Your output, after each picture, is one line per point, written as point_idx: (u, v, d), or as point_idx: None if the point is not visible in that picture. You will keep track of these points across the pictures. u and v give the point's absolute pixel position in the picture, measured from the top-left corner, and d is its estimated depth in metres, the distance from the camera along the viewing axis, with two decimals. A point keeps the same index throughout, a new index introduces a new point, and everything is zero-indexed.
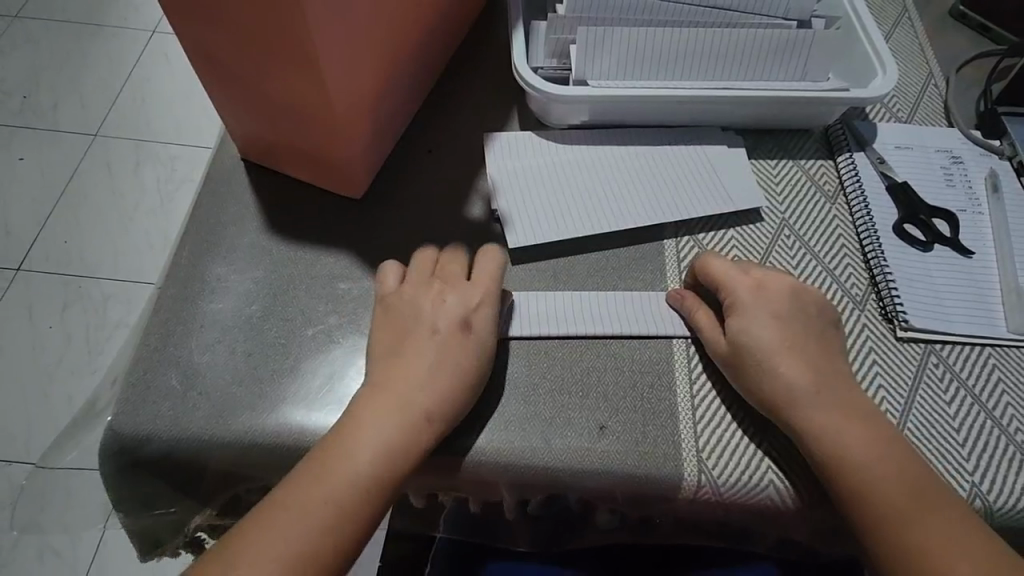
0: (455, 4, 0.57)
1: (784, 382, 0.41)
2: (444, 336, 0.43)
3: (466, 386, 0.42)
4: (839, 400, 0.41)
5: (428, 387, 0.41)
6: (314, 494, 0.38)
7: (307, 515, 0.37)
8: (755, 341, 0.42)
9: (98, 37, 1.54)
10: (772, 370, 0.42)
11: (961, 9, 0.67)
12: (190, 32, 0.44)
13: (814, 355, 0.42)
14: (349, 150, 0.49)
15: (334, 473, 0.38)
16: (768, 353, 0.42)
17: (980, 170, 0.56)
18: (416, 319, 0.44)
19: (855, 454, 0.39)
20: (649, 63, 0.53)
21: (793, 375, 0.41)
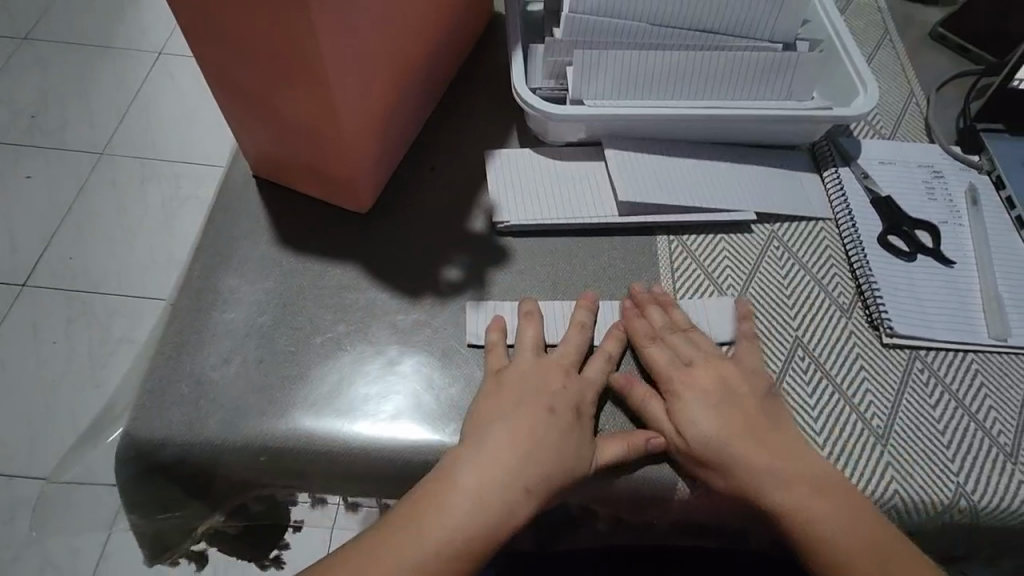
0: (456, 28, 0.60)
1: (707, 433, 0.42)
2: (563, 412, 0.42)
3: (547, 462, 0.40)
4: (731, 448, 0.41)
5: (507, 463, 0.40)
6: (437, 525, 0.38)
7: (450, 541, 0.38)
8: (695, 433, 0.42)
9: (106, 59, 1.57)
10: (695, 423, 0.42)
11: (940, 31, 0.70)
12: (209, 56, 0.47)
13: (709, 404, 0.43)
14: (356, 168, 0.51)
15: (452, 511, 0.38)
16: (682, 397, 0.44)
17: (960, 184, 0.58)
18: (530, 389, 0.43)
19: (808, 507, 0.39)
20: (641, 85, 0.56)
21: (698, 428, 0.42)
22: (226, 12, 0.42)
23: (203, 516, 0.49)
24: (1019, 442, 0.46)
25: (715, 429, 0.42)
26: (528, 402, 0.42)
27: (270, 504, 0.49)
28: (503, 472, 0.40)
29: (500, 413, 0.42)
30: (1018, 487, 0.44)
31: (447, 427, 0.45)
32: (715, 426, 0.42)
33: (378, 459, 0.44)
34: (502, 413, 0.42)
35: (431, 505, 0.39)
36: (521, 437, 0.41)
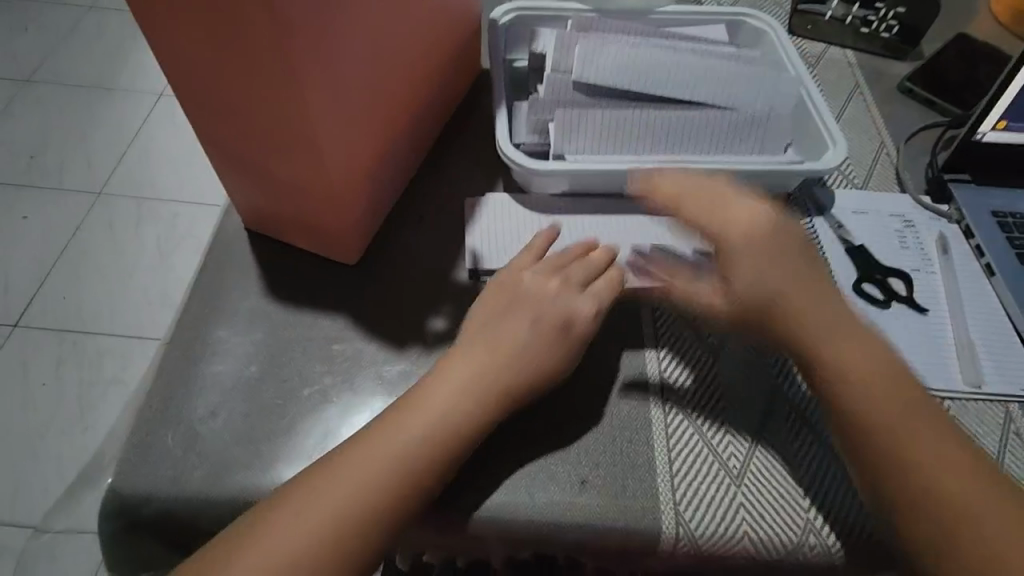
0: (442, 86, 0.62)
1: (892, 435, 0.41)
2: (482, 371, 0.44)
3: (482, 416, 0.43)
4: (919, 453, 0.40)
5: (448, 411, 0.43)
6: (313, 498, 0.38)
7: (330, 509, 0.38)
8: (864, 377, 0.42)
9: (106, 101, 1.61)
10: (881, 429, 0.41)
11: (907, 84, 0.73)
12: (203, 118, 0.49)
13: (914, 406, 0.42)
14: (343, 223, 0.53)
15: (326, 484, 0.39)
16: (875, 397, 0.42)
17: (931, 233, 0.60)
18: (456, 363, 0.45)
19: (958, 492, 0.39)
20: (621, 138, 0.58)
21: (897, 430, 0.41)
22: (219, 81, 0.45)
23: None
24: None
25: (926, 435, 0.41)
26: (465, 367, 0.44)
27: None
28: (392, 439, 0.41)
29: (428, 387, 0.44)
30: None
31: None
32: (921, 432, 0.41)
33: None
34: (429, 387, 0.44)
35: (332, 472, 0.39)
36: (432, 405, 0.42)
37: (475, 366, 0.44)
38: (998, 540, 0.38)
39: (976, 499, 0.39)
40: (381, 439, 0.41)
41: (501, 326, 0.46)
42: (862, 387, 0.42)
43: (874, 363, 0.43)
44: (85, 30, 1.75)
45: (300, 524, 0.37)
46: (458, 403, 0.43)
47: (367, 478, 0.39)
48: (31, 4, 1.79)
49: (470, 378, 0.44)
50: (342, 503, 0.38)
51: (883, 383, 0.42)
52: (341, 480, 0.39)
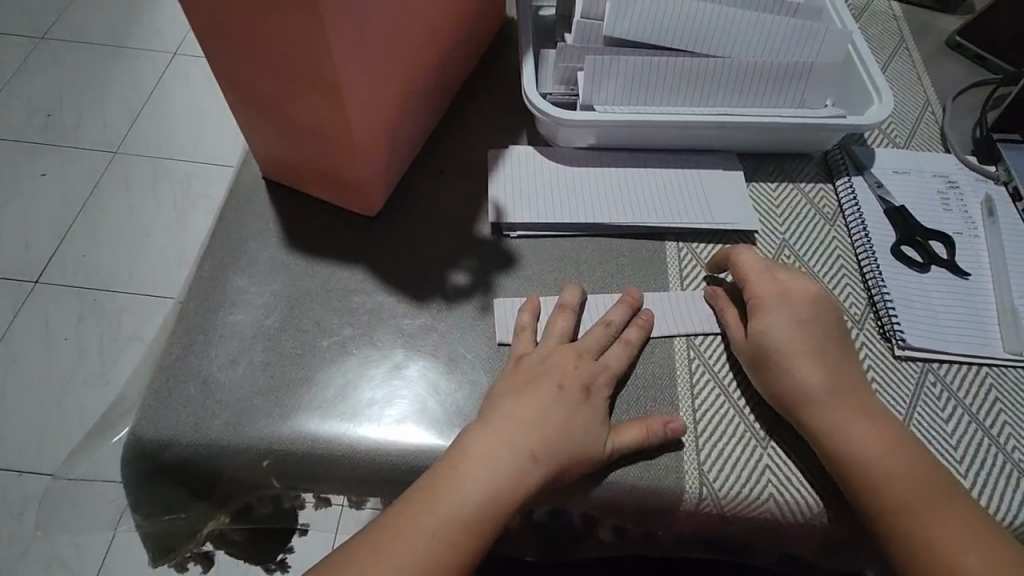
0: (466, 32, 0.60)
1: (808, 384, 0.43)
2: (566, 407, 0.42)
3: (563, 448, 0.41)
4: (834, 405, 0.42)
5: (535, 432, 0.41)
6: (414, 527, 0.38)
7: (451, 527, 0.38)
8: (772, 337, 0.45)
9: (121, 59, 1.59)
10: (794, 376, 0.43)
11: (957, 39, 0.69)
12: (222, 60, 0.47)
13: (811, 354, 0.44)
14: (361, 172, 0.51)
15: (420, 522, 0.38)
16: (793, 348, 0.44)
17: (976, 196, 0.57)
18: (511, 392, 0.43)
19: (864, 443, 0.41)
20: (655, 90, 0.55)
21: (810, 378, 0.43)
22: (235, 12, 0.42)
23: (205, 516, 0.48)
24: None
25: (816, 379, 0.43)
26: (515, 400, 0.42)
27: (273, 505, 0.49)
28: (478, 477, 0.39)
29: (516, 407, 0.42)
30: None
31: (451, 431, 0.45)
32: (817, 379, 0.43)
33: (384, 463, 0.44)
34: (514, 410, 0.42)
35: (415, 511, 0.38)
36: (515, 430, 0.41)
37: (553, 405, 0.42)
38: (906, 484, 0.40)
39: (925, 500, 0.39)
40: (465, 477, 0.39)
41: (568, 358, 0.45)
42: (781, 340, 0.44)
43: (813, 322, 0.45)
44: None
45: (399, 539, 0.38)
46: (566, 428, 0.41)
47: (471, 509, 0.38)
48: None
49: (554, 415, 0.42)
50: (456, 526, 0.38)
51: (795, 329, 0.45)
52: (471, 495, 0.39)
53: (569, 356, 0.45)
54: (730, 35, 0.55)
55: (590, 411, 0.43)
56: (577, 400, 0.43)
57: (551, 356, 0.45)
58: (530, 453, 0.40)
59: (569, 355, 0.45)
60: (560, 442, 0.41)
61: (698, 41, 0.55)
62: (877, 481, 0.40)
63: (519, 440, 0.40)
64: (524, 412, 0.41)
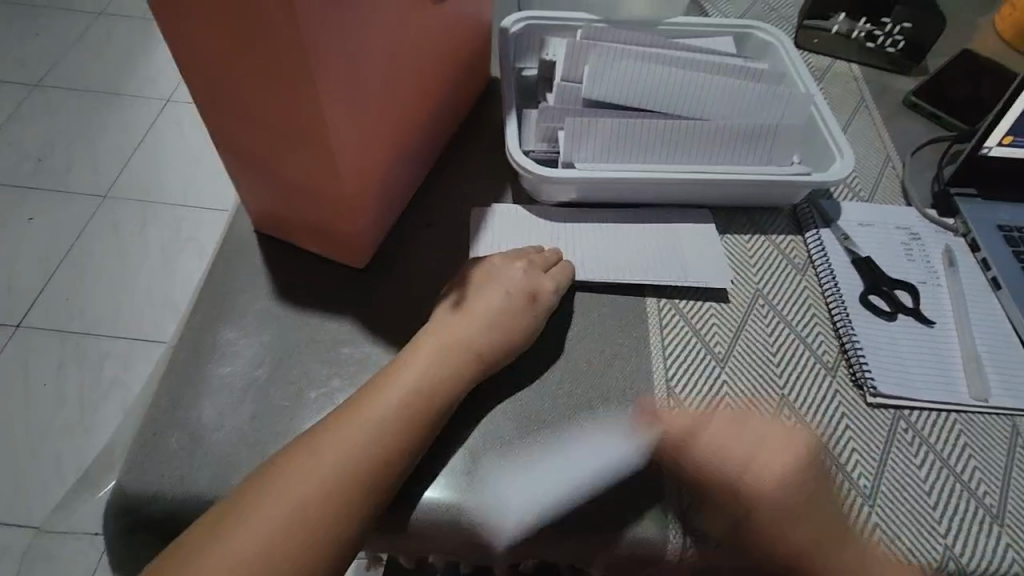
0: (453, 93, 0.63)
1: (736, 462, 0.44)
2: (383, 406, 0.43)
3: (413, 425, 0.43)
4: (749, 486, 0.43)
5: (386, 412, 0.43)
6: (250, 520, 0.38)
7: (296, 505, 0.38)
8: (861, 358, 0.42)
9: (114, 106, 1.62)
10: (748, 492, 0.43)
11: (913, 99, 0.73)
12: (219, 122, 0.50)
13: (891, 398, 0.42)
14: (353, 228, 0.53)
15: (274, 497, 0.38)
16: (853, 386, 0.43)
17: (937, 247, 0.61)
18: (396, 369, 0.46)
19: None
20: (633, 148, 0.58)
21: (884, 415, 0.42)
22: (238, 81, 0.45)
23: None
24: (1004, 503, 0.46)
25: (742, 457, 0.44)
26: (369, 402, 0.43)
27: None
28: (330, 459, 0.40)
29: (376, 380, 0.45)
30: (1005, 550, 0.44)
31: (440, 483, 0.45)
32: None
33: None
34: (361, 401, 0.43)
35: (270, 492, 0.39)
36: (366, 429, 0.42)
37: (393, 395, 0.44)
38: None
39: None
40: (306, 464, 0.40)
41: (431, 353, 0.46)
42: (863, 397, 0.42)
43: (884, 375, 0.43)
44: (96, 36, 1.77)
45: (244, 537, 0.37)
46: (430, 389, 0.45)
47: (316, 486, 0.39)
48: (43, 10, 1.81)
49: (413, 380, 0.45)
50: (303, 504, 0.38)
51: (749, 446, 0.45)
52: (312, 474, 0.39)
53: (425, 360, 0.46)
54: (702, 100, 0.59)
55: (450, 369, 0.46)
56: (456, 360, 0.46)
57: (415, 361, 0.46)
58: (377, 442, 0.41)
59: (426, 352, 0.47)
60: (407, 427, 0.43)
61: (671, 104, 0.59)
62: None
63: (360, 431, 0.42)
64: (378, 397, 0.43)
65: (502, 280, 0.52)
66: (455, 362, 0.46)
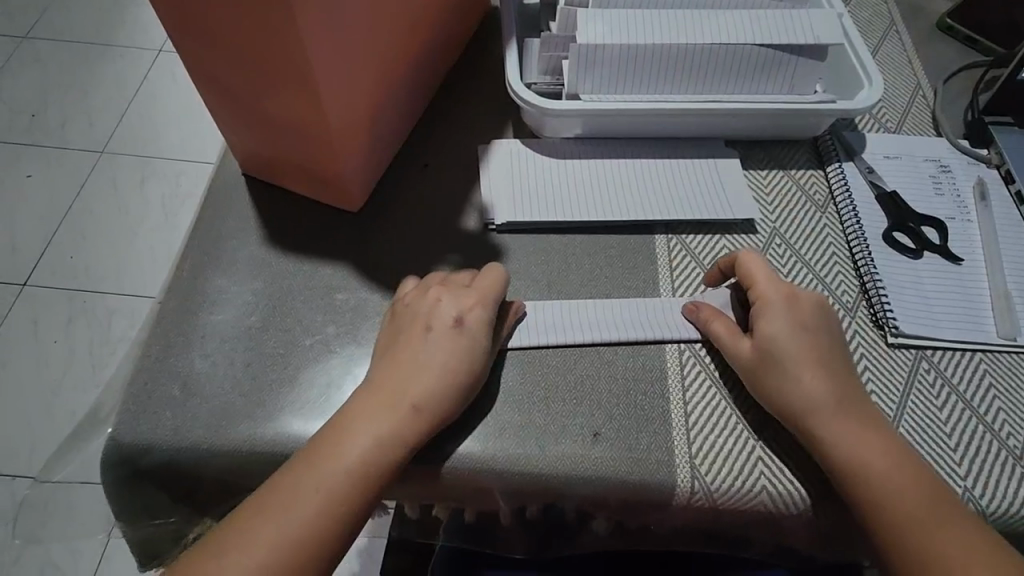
0: (449, 20, 0.58)
1: (797, 374, 0.42)
2: (387, 405, 0.41)
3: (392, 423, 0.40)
4: (810, 385, 0.41)
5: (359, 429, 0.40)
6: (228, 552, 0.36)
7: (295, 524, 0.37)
8: (780, 344, 0.43)
9: (105, 57, 1.57)
10: (791, 379, 0.42)
11: (948, 21, 0.68)
12: (194, 56, 0.46)
13: (821, 393, 0.41)
14: (340, 169, 0.50)
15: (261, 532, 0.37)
16: (790, 384, 0.42)
17: (969, 179, 0.57)
18: (392, 343, 0.44)
19: (872, 463, 0.39)
20: (644, 75, 0.54)
21: (818, 420, 0.41)
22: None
23: (189, 521, 0.48)
24: None
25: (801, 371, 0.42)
26: (373, 395, 0.41)
27: None
28: (339, 467, 0.39)
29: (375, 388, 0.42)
30: None
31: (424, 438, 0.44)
32: (837, 418, 0.41)
33: None
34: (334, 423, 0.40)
35: (258, 524, 0.37)
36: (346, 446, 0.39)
37: (398, 397, 0.41)
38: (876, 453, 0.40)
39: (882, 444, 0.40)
40: (301, 484, 0.38)
41: (434, 363, 0.42)
42: (796, 401, 0.41)
43: (822, 373, 0.42)
44: None
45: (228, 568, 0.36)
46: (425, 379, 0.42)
47: (293, 516, 0.37)
48: None
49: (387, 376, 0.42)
50: (278, 538, 0.37)
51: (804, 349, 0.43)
52: (283, 507, 0.37)
53: (437, 355, 0.43)
54: (721, 16, 0.54)
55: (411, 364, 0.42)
56: (449, 348, 0.43)
57: (424, 347, 0.43)
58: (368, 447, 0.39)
59: (417, 334, 0.44)
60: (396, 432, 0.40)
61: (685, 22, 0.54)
62: (876, 489, 0.39)
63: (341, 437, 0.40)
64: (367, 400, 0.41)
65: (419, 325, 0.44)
66: (450, 377, 0.42)
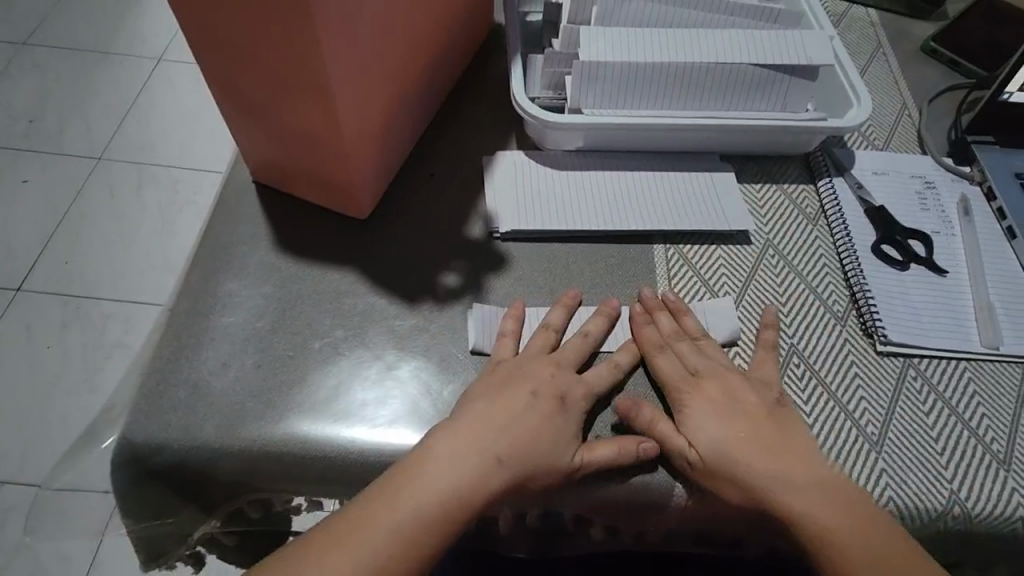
0: (455, 36, 0.61)
1: (716, 397, 0.44)
2: (472, 447, 0.40)
3: (475, 468, 0.40)
4: (736, 409, 0.43)
5: (433, 467, 0.40)
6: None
7: (361, 561, 0.37)
8: (702, 370, 0.46)
9: (105, 64, 1.58)
10: (704, 404, 0.44)
11: (932, 45, 0.71)
12: (215, 67, 0.48)
13: (714, 411, 0.43)
14: (351, 178, 0.52)
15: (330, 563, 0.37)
16: (686, 407, 0.44)
17: (953, 195, 0.59)
18: (477, 401, 0.43)
19: (793, 481, 0.40)
20: (644, 91, 0.56)
21: (709, 438, 0.42)
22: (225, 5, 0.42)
23: (195, 520, 0.49)
24: (1012, 449, 0.46)
25: (723, 396, 0.44)
26: (451, 437, 0.41)
27: (265, 507, 0.50)
28: (408, 503, 0.38)
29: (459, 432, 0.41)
30: (1011, 493, 0.44)
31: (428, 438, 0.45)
32: (729, 434, 0.42)
33: (376, 464, 0.44)
34: (411, 463, 0.40)
35: (320, 559, 0.37)
36: (420, 487, 0.39)
37: (480, 444, 0.40)
38: (805, 475, 0.41)
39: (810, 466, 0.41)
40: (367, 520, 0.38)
41: (526, 419, 0.42)
42: (719, 423, 0.43)
43: (721, 391, 0.44)
44: None
45: None
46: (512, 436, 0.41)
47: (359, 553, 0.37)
48: None
49: (479, 422, 0.42)
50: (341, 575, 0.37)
51: (727, 377, 0.45)
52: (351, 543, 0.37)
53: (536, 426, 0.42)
54: (718, 36, 0.56)
55: (506, 417, 0.42)
56: (544, 414, 0.42)
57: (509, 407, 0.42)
58: (449, 489, 0.39)
59: (519, 395, 0.43)
60: (482, 485, 0.39)
61: (686, 40, 0.56)
62: (806, 522, 0.39)
63: (421, 480, 0.39)
64: (441, 442, 0.41)
65: (523, 383, 0.44)
66: (545, 448, 0.41)
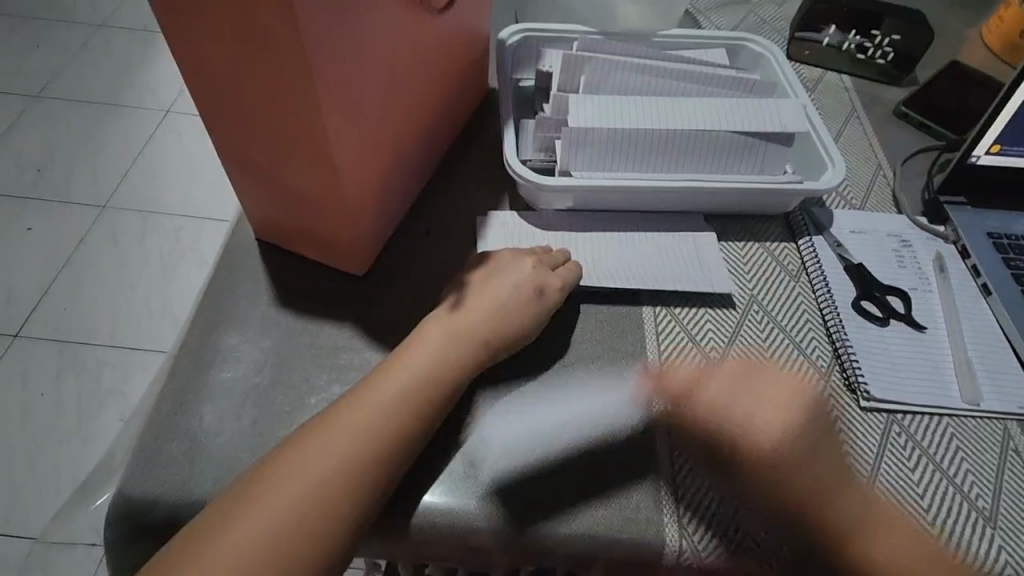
0: (451, 102, 0.64)
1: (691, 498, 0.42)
2: (295, 496, 0.39)
3: (308, 512, 0.39)
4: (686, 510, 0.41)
5: (254, 522, 0.38)
6: None
7: None
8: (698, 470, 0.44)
9: (114, 117, 1.63)
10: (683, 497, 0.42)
11: (903, 109, 0.75)
12: (224, 134, 0.50)
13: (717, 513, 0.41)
14: (351, 236, 0.54)
15: None
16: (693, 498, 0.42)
17: (928, 253, 0.62)
18: (311, 439, 0.41)
19: None
20: (630, 156, 0.59)
21: None
22: (233, 76, 0.45)
23: None
24: (997, 505, 0.47)
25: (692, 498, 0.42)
26: (255, 490, 0.39)
27: None
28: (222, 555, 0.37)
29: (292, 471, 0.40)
30: (998, 552, 0.44)
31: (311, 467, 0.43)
32: None
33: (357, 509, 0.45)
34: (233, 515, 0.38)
35: None
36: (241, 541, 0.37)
37: (302, 492, 0.39)
38: None
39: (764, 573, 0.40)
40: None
41: (339, 454, 0.41)
42: None
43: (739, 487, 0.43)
44: (97, 48, 1.79)
45: None
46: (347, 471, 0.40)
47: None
48: (44, 23, 1.82)
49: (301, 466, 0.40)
50: None
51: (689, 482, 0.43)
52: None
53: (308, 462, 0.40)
54: (700, 103, 0.60)
55: (321, 455, 0.40)
56: (365, 443, 0.41)
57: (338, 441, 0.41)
58: (273, 538, 0.37)
59: (343, 432, 0.41)
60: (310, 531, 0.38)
61: (668, 108, 0.59)
62: None
63: (245, 532, 0.37)
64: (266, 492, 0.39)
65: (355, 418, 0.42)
66: (312, 483, 0.39)
